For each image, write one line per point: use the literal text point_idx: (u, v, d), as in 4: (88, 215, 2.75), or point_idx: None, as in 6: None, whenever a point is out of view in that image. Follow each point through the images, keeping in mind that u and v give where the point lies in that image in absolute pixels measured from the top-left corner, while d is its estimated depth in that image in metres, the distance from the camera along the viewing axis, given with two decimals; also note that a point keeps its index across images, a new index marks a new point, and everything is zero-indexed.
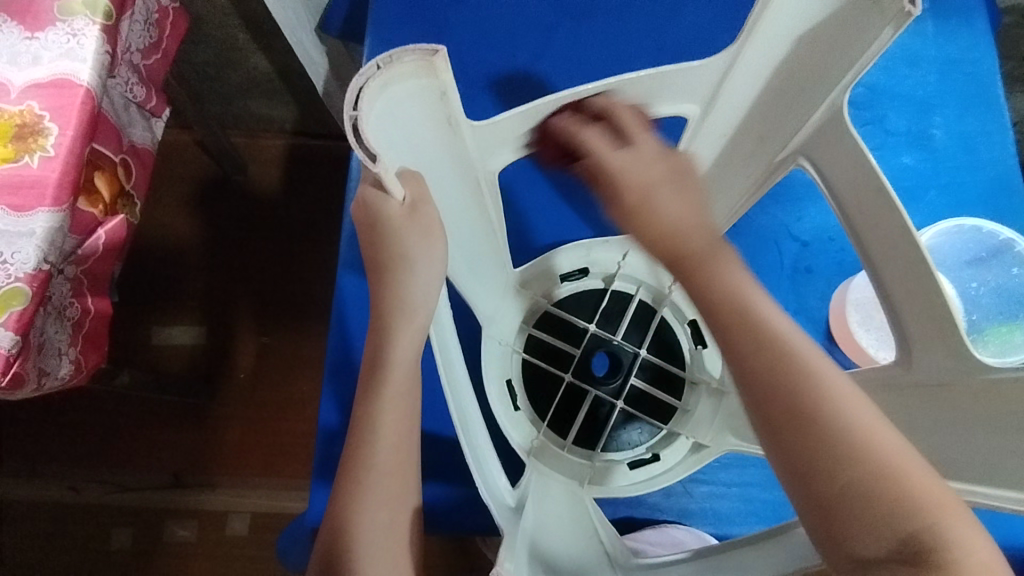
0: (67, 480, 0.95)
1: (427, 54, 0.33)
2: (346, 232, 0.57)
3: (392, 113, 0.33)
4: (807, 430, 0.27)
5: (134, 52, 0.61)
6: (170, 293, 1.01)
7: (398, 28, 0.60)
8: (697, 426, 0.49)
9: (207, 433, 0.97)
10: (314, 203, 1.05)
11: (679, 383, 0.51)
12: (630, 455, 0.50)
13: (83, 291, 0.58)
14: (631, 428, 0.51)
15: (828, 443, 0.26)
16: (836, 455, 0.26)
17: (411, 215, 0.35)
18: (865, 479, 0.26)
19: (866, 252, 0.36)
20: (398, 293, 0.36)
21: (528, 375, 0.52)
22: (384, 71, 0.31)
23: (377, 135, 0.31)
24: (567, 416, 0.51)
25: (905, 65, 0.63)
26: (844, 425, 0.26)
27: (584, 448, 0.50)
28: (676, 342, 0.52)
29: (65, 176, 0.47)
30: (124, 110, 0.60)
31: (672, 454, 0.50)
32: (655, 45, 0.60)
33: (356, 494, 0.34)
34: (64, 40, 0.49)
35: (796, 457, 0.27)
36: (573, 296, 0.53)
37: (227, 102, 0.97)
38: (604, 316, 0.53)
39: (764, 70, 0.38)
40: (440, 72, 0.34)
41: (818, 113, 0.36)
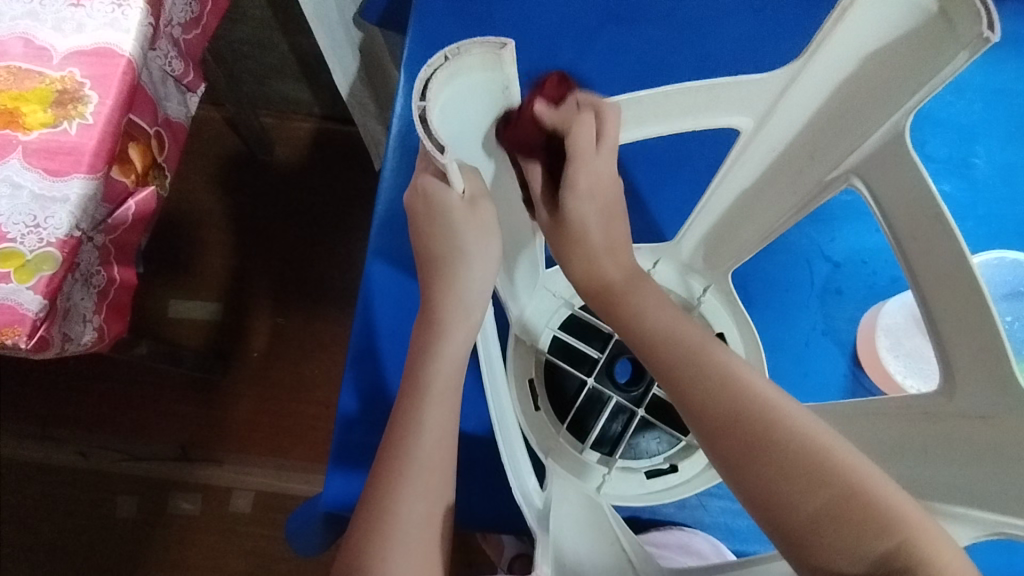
0: (76, 446, 0.96)
1: (495, 48, 0.33)
2: (377, 221, 0.57)
3: (455, 104, 0.34)
4: (772, 465, 0.31)
5: (175, 26, 0.61)
6: (189, 268, 1.02)
7: (441, 20, 0.60)
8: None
9: (215, 409, 0.97)
10: (337, 188, 1.05)
11: None
12: (648, 464, 0.50)
13: (111, 261, 0.58)
14: (650, 436, 0.51)
15: (793, 477, 0.31)
16: (801, 485, 0.30)
17: (470, 209, 0.36)
18: (833, 505, 0.30)
19: (913, 278, 0.36)
20: (456, 287, 0.37)
21: (551, 376, 0.52)
22: (453, 62, 0.32)
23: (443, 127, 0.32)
24: (587, 421, 0.51)
25: (950, 91, 0.62)
26: (804, 455, 0.31)
27: (602, 454, 0.50)
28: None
29: (103, 145, 0.48)
30: (161, 82, 0.61)
31: (691, 466, 0.50)
32: (698, 54, 0.59)
33: (394, 486, 0.34)
34: (109, 10, 0.50)
35: (766, 491, 0.31)
36: None
37: (259, 82, 0.97)
38: None
39: (825, 87, 0.38)
40: (506, 65, 0.34)
41: (878, 134, 0.35)
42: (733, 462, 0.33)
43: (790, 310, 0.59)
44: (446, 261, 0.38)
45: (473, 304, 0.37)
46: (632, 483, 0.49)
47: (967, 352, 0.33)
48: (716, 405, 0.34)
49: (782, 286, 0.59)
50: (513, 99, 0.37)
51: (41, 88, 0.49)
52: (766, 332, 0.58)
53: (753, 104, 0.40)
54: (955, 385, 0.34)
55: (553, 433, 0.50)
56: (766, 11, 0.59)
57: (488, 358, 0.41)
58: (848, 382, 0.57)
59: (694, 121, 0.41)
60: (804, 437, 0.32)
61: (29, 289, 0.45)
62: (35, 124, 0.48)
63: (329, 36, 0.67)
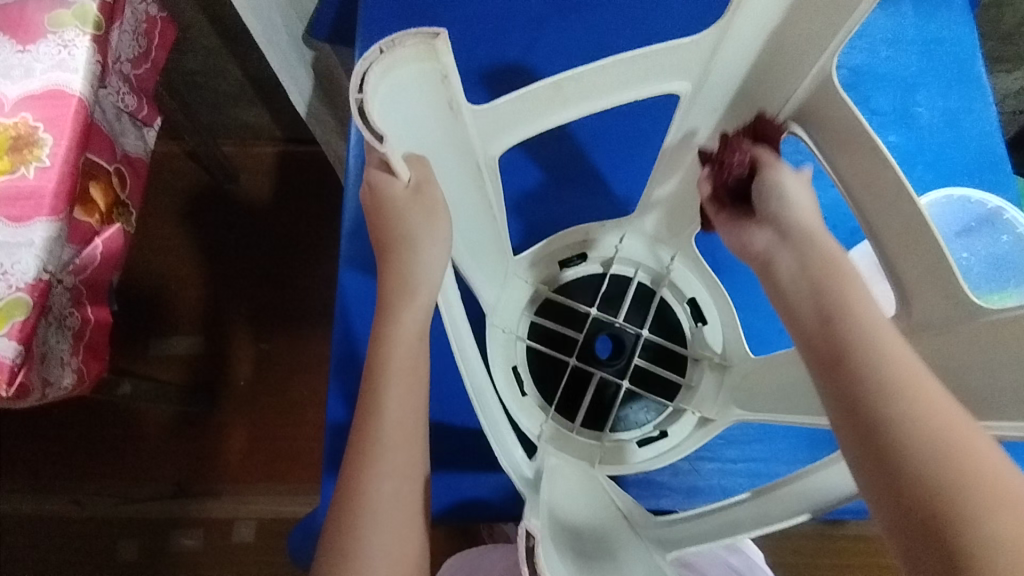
0: (70, 494, 0.95)
1: (428, 38, 0.33)
2: (347, 230, 0.58)
3: (394, 98, 0.34)
4: (896, 428, 0.26)
5: (124, 62, 0.65)
6: (166, 304, 1.01)
7: (389, 28, 0.61)
8: (702, 402, 0.50)
9: (207, 441, 0.97)
10: (307, 208, 1.05)
11: (682, 361, 0.53)
12: (639, 434, 0.51)
13: (83, 301, 0.63)
14: (638, 407, 0.53)
15: (913, 443, 0.25)
16: (926, 457, 0.25)
17: (415, 196, 0.36)
18: (947, 480, 0.24)
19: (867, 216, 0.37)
20: (405, 268, 0.38)
21: (534, 362, 0.53)
22: (387, 55, 0.32)
23: (383, 118, 0.33)
24: (576, 399, 0.52)
25: (887, 47, 0.64)
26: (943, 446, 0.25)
27: (593, 430, 0.51)
28: (678, 321, 0.53)
29: (63, 186, 0.51)
30: (117, 120, 0.65)
31: (680, 430, 0.50)
32: (642, 35, 0.61)
33: (365, 464, 0.35)
34: (56, 52, 0.53)
35: (879, 447, 0.26)
36: (573, 282, 0.54)
37: (216, 111, 0.98)
38: (607, 300, 0.55)
39: (756, 38, 0.39)
40: (441, 56, 0.34)
41: (808, 80, 0.38)
42: (852, 412, 0.27)
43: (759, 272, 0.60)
44: (396, 244, 0.38)
45: (420, 286, 0.37)
46: (624, 453, 0.50)
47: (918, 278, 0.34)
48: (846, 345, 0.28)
49: None
50: (456, 92, 0.37)
51: None
52: (737, 296, 0.60)
53: (691, 67, 0.41)
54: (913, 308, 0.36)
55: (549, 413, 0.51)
56: None
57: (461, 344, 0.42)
58: None
59: (638, 92, 0.42)
60: (947, 416, 0.26)
61: (4, 336, 0.47)
62: None
63: (269, 55, 0.68)
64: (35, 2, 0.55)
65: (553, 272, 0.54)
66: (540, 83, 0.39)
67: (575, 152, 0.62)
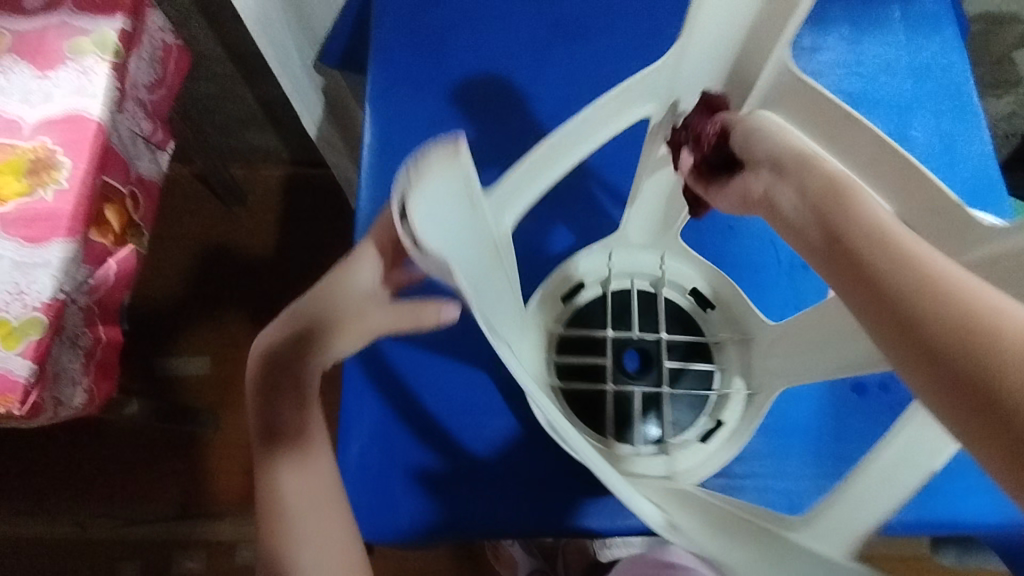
0: (73, 517, 0.94)
1: (451, 146, 0.33)
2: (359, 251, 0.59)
3: (435, 213, 0.33)
4: (901, 285, 0.23)
5: (141, 87, 0.67)
6: (173, 325, 1.02)
7: (399, 56, 0.63)
8: (738, 376, 0.51)
9: (212, 462, 0.96)
10: (315, 229, 1.07)
11: (705, 349, 0.54)
12: (697, 431, 0.51)
13: (95, 321, 0.64)
14: (680, 408, 0.53)
15: (919, 294, 0.23)
16: (925, 301, 0.23)
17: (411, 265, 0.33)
18: (956, 323, 0.21)
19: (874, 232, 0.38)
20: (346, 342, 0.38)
21: (575, 402, 0.53)
22: (417, 178, 0.32)
23: (430, 232, 0.33)
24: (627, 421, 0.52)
25: (881, 74, 0.65)
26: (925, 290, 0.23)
27: (652, 443, 0.51)
28: (689, 314, 0.54)
29: (79, 208, 0.52)
30: (132, 143, 0.67)
31: (732, 415, 0.51)
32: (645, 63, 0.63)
33: None
34: (75, 78, 0.55)
35: (892, 314, 0.23)
36: (581, 310, 0.54)
37: (227, 135, 1.00)
38: (615, 317, 0.54)
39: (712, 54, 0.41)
40: (463, 158, 0.33)
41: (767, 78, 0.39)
42: (856, 297, 0.25)
43: (761, 288, 0.61)
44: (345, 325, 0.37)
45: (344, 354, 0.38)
46: (695, 453, 0.50)
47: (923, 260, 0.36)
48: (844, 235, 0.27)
49: (750, 266, 0.62)
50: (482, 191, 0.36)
51: (13, 160, 0.53)
52: None
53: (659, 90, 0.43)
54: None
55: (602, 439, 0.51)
56: None
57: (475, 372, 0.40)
58: None
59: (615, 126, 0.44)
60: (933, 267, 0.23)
61: (17, 355, 0.49)
62: (10, 194, 0.52)
63: (282, 81, 0.70)
64: (56, 30, 0.57)
65: (559, 309, 0.54)
66: (539, 145, 0.41)
67: (582, 175, 0.63)
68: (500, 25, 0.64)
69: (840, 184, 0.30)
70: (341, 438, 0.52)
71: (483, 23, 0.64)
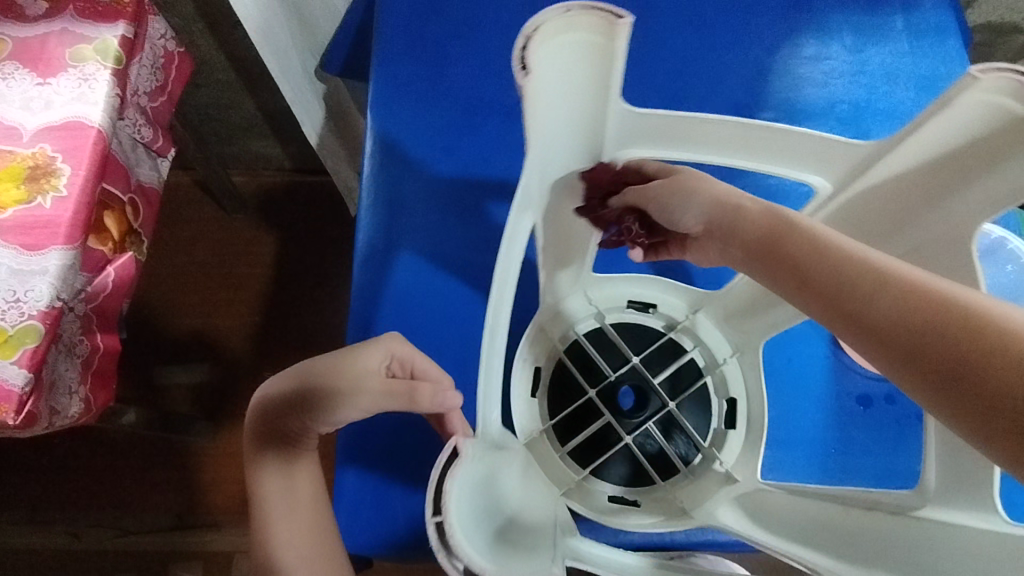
0: (68, 527, 0.93)
1: (455, 447, 0.33)
2: (359, 257, 0.58)
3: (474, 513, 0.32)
4: (855, 291, 0.27)
5: (142, 95, 0.67)
6: (172, 332, 1.02)
7: (402, 63, 0.63)
8: (717, 349, 0.52)
9: (209, 472, 0.95)
10: (315, 237, 1.06)
11: (670, 346, 0.53)
12: (720, 417, 0.51)
13: (93, 328, 0.65)
14: (690, 412, 0.51)
15: (855, 282, 0.27)
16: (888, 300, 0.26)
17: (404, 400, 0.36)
18: (896, 293, 0.26)
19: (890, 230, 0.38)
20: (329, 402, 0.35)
21: (613, 471, 0.49)
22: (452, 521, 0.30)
23: (474, 536, 0.30)
24: (659, 457, 0.50)
25: (885, 82, 0.64)
26: (858, 273, 0.27)
27: (692, 456, 0.50)
28: (643, 322, 0.53)
29: (78, 216, 0.51)
30: (132, 150, 0.67)
31: (739, 387, 0.51)
32: (647, 73, 0.63)
33: None
34: (75, 85, 0.55)
35: (838, 303, 0.27)
36: (552, 389, 0.51)
37: (228, 143, 1.00)
38: (584, 373, 0.51)
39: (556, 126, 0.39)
40: (468, 448, 0.33)
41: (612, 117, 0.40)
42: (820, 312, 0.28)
43: None
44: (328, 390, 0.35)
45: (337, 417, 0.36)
46: (736, 444, 0.49)
47: (877, 195, 0.37)
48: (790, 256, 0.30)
49: None
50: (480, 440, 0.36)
51: (13, 167, 0.53)
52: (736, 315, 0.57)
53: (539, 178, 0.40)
54: (905, 231, 0.37)
55: (658, 489, 0.48)
56: (702, 28, 0.64)
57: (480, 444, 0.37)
58: (831, 363, 0.54)
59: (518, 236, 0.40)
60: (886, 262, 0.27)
61: (13, 364, 0.48)
62: (9, 202, 0.52)
63: (282, 88, 0.70)
64: (58, 37, 0.56)
65: (536, 407, 0.50)
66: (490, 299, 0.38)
67: None
68: (503, 33, 0.64)
69: (773, 216, 0.32)
70: (339, 451, 0.51)
71: (486, 31, 0.64)
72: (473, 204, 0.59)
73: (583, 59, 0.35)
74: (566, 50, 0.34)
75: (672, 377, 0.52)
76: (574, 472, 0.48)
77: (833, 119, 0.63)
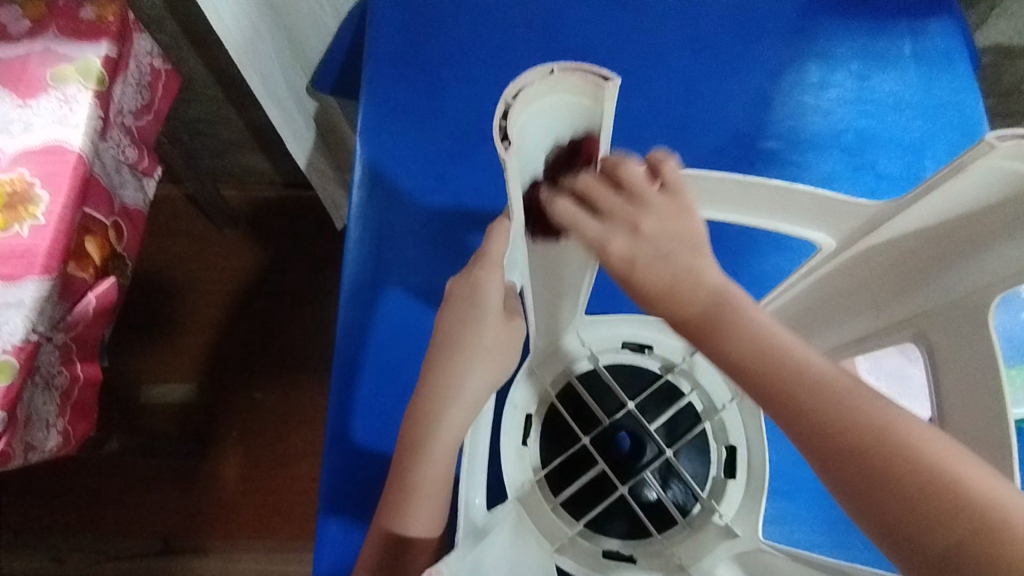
0: (53, 551, 0.91)
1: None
2: (345, 292, 0.55)
3: None
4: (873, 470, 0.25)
5: (127, 114, 0.64)
6: (161, 351, 1.00)
7: (393, 87, 0.61)
8: (714, 390, 0.49)
9: (197, 494, 0.93)
10: (306, 254, 1.04)
11: (670, 386, 0.50)
12: (718, 465, 0.49)
13: (73, 358, 0.62)
14: (686, 457, 0.49)
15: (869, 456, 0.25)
16: (894, 472, 0.24)
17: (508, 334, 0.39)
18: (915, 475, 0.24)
19: (903, 292, 0.35)
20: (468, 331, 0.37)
21: (607, 519, 0.48)
22: None
23: None
24: (655, 504, 0.48)
25: (891, 110, 0.62)
26: (874, 441, 0.25)
27: (690, 507, 0.48)
28: (639, 364, 0.51)
29: (56, 244, 0.49)
30: (116, 171, 0.64)
31: (738, 432, 0.49)
32: (645, 97, 0.61)
33: None
34: (57, 107, 0.52)
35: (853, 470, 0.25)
36: (546, 433, 0.50)
37: (218, 157, 0.98)
38: (580, 420, 0.49)
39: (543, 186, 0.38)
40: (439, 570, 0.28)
41: None
42: (820, 456, 0.26)
43: None
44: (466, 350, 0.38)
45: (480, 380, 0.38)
46: (735, 493, 0.47)
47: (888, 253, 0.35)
48: (775, 392, 0.26)
49: None
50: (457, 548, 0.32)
51: None
52: None
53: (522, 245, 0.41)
54: (921, 290, 0.34)
55: (656, 543, 0.46)
56: (701, 52, 0.62)
57: (467, 536, 0.36)
58: None
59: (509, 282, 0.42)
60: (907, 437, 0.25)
61: None
62: None
63: (269, 107, 0.68)
64: (39, 57, 0.54)
65: (527, 457, 0.49)
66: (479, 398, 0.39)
67: None
68: (497, 56, 0.61)
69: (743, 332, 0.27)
70: (323, 499, 0.50)
71: (479, 53, 0.62)
72: (464, 238, 0.57)
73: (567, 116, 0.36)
74: (548, 111, 0.35)
75: (668, 422, 0.50)
76: (566, 526, 0.46)
77: (837, 148, 0.61)
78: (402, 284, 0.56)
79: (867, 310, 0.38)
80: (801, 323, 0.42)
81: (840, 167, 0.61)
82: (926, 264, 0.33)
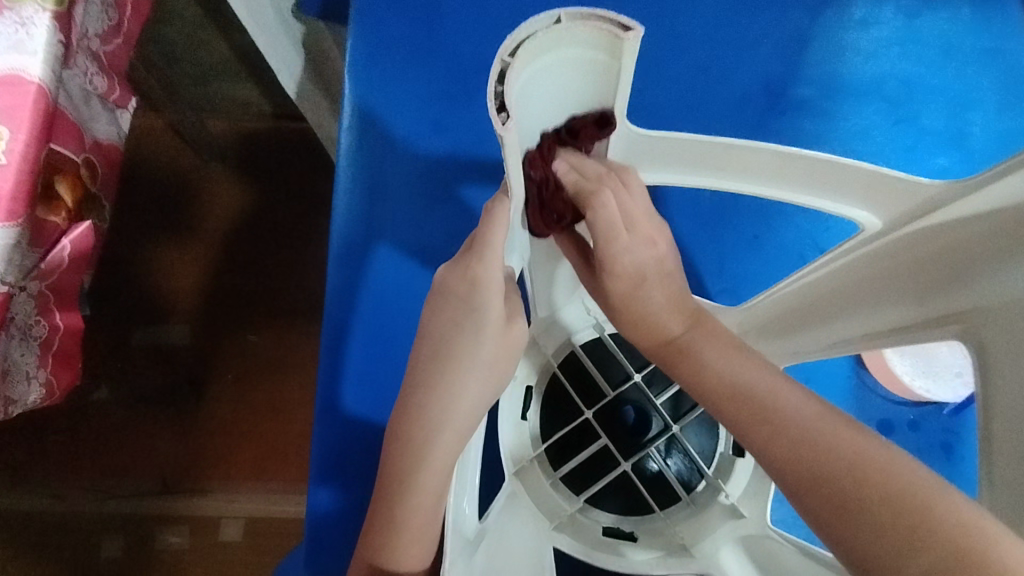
0: (53, 488, 0.92)
1: None
2: (335, 249, 0.51)
3: None
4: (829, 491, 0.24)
5: (93, 37, 0.57)
6: (150, 290, 0.96)
7: (385, 15, 0.54)
8: None
9: (194, 436, 0.93)
10: (298, 192, 0.99)
11: None
12: (724, 441, 0.47)
13: (51, 308, 0.58)
14: (692, 431, 0.48)
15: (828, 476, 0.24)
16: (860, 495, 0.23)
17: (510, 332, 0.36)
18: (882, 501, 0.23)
19: (940, 286, 0.31)
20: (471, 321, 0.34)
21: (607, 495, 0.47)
22: None
23: None
24: (658, 480, 0.46)
25: (942, 55, 0.55)
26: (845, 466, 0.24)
27: (694, 483, 0.46)
28: None
29: (20, 188, 0.40)
30: (84, 103, 0.58)
31: None
32: (668, 32, 0.55)
33: None
34: (10, 30, 0.41)
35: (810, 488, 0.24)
36: (548, 405, 0.48)
37: (201, 86, 0.90)
38: (583, 391, 0.47)
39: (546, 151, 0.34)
40: None
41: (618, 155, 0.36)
42: (788, 483, 0.25)
43: None
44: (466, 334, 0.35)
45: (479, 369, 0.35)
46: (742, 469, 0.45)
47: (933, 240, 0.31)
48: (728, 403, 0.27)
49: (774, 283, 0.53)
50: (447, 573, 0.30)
51: None
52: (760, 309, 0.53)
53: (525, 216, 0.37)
54: (960, 287, 0.30)
55: (657, 519, 0.45)
56: None
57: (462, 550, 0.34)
58: (853, 385, 0.51)
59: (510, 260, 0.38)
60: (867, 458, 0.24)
61: None
62: None
63: (251, 34, 0.61)
64: None
65: (528, 431, 0.46)
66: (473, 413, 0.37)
67: None
68: None
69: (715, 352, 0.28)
70: (314, 466, 0.48)
71: None
72: (464, 191, 0.53)
73: (580, 75, 0.31)
74: (556, 68, 0.30)
75: (674, 395, 0.48)
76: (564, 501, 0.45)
77: (878, 96, 0.55)
78: (397, 240, 0.51)
79: (896, 301, 0.34)
80: (811, 309, 0.39)
81: (878, 119, 0.55)
82: (971, 259, 0.29)
